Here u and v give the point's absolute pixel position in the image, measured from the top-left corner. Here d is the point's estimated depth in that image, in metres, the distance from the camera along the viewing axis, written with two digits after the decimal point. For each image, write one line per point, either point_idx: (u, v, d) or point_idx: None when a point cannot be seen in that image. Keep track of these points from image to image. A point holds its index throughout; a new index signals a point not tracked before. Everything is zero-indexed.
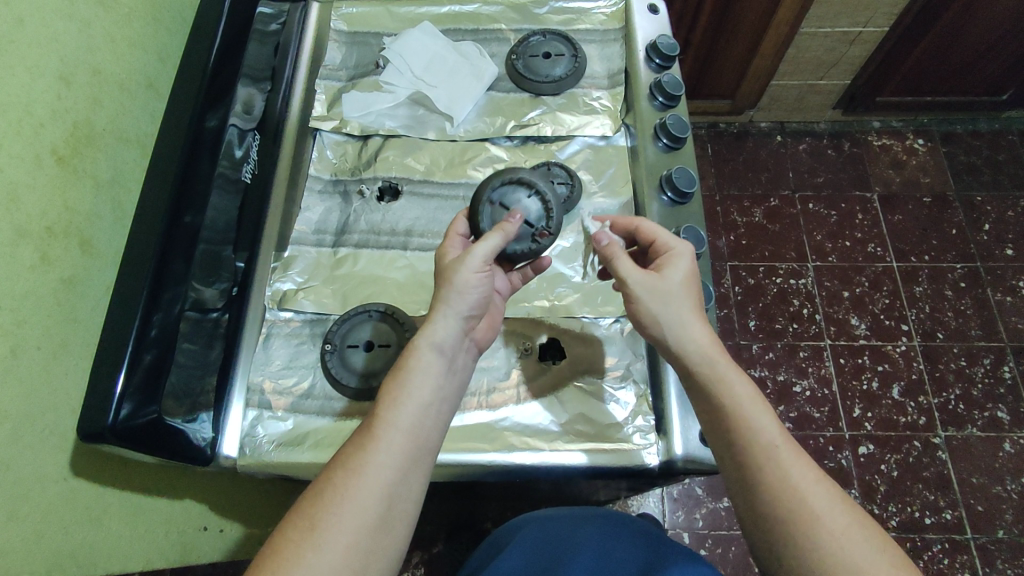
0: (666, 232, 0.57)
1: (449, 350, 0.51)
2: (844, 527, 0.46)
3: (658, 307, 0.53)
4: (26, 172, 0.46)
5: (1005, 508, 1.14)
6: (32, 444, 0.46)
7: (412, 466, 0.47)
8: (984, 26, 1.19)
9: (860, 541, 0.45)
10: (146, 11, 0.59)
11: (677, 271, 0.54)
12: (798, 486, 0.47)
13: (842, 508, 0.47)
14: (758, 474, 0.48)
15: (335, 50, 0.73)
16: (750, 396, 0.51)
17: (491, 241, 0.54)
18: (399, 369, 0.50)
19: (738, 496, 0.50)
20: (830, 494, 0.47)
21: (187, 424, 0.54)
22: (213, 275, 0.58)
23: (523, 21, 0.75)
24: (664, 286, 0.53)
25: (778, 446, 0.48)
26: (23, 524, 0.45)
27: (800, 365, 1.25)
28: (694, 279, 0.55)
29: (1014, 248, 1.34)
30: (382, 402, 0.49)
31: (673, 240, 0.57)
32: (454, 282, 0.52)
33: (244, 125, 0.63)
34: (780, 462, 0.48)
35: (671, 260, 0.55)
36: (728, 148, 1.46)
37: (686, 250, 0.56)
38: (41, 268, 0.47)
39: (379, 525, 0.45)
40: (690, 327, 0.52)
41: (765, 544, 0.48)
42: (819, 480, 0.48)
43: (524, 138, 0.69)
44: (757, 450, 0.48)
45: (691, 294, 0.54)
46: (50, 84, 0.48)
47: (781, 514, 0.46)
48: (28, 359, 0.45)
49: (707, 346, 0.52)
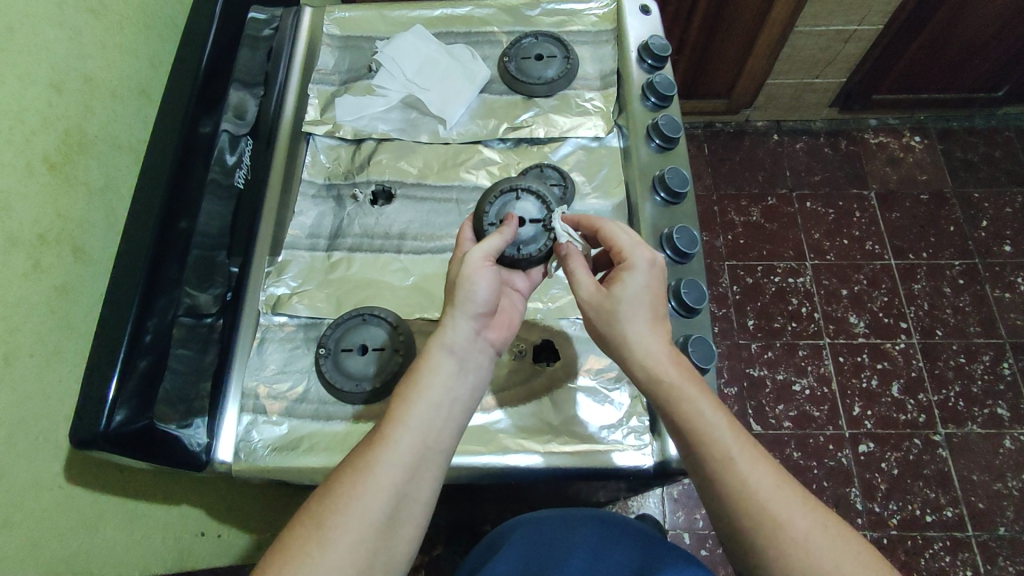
0: (626, 235, 0.55)
1: (460, 351, 0.51)
2: (807, 531, 0.46)
3: (607, 328, 0.53)
4: (18, 180, 0.46)
5: (1006, 505, 1.14)
6: (26, 452, 0.46)
7: (424, 467, 0.47)
8: (978, 23, 1.19)
9: (825, 543, 0.45)
10: (138, 18, 0.59)
11: (627, 287, 0.53)
12: (759, 496, 0.47)
13: (805, 514, 0.46)
14: (733, 508, 0.47)
15: (328, 54, 0.73)
16: (705, 406, 0.50)
17: (494, 241, 0.54)
18: (414, 370, 0.50)
19: (719, 530, 0.49)
20: (811, 518, 0.46)
21: (182, 429, 0.54)
22: (207, 280, 0.58)
23: (515, 23, 0.75)
24: (609, 303, 0.53)
25: (749, 471, 0.48)
26: (19, 531, 0.45)
27: (799, 364, 1.25)
28: (649, 291, 0.53)
29: (1012, 244, 1.34)
30: (396, 403, 0.49)
31: (631, 247, 0.54)
32: (459, 280, 0.52)
33: (237, 130, 0.63)
34: (755, 493, 0.47)
35: (622, 273, 0.53)
36: (724, 147, 1.46)
37: (642, 260, 0.54)
38: (33, 275, 0.47)
39: (388, 524, 0.45)
40: (637, 344, 0.52)
41: (740, 557, 0.48)
42: (779, 485, 0.47)
43: (517, 140, 0.69)
44: (716, 464, 0.48)
45: (638, 308, 0.53)
46: (41, 92, 0.48)
47: (760, 547, 0.46)
48: (22, 366, 0.46)
49: (675, 379, 0.51)
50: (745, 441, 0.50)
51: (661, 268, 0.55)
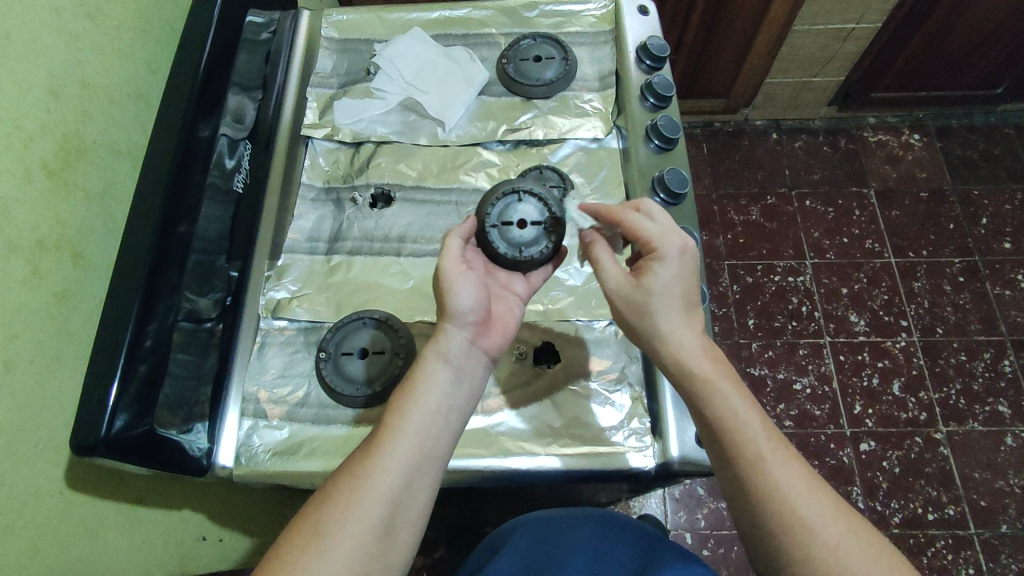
0: (653, 224, 0.54)
1: (455, 359, 0.51)
2: (838, 535, 0.45)
3: (638, 320, 0.53)
4: (16, 186, 0.46)
5: (1008, 503, 1.13)
6: (26, 459, 0.46)
7: (421, 475, 0.47)
8: (976, 21, 1.19)
9: (853, 546, 0.45)
10: (135, 23, 0.59)
11: (658, 278, 0.52)
12: (792, 498, 0.47)
13: (835, 516, 0.46)
14: (765, 509, 0.47)
15: (326, 57, 0.74)
16: (738, 404, 0.50)
17: (456, 241, 0.54)
18: (410, 378, 0.50)
19: (744, 532, 0.49)
20: (841, 522, 0.46)
21: (183, 435, 0.54)
22: (207, 285, 0.58)
23: (513, 25, 0.75)
24: (638, 295, 0.53)
25: (779, 473, 0.48)
26: (19, 539, 0.45)
27: (800, 363, 1.25)
28: (680, 282, 0.52)
29: (1012, 241, 1.34)
30: (393, 411, 0.49)
31: (659, 237, 0.53)
32: (439, 290, 0.52)
33: (235, 134, 0.63)
34: (787, 495, 0.47)
35: (651, 265, 0.53)
36: (723, 147, 1.46)
37: (671, 250, 0.52)
38: (32, 281, 0.47)
39: (385, 531, 0.45)
40: (668, 339, 0.52)
41: (765, 560, 0.47)
42: (809, 485, 0.47)
43: (516, 142, 0.69)
44: (749, 463, 0.48)
45: (668, 299, 0.52)
46: (39, 97, 0.48)
47: (791, 549, 0.46)
48: (21, 373, 0.45)
49: (711, 376, 0.51)
50: (778, 441, 0.49)
51: (693, 254, 0.53)
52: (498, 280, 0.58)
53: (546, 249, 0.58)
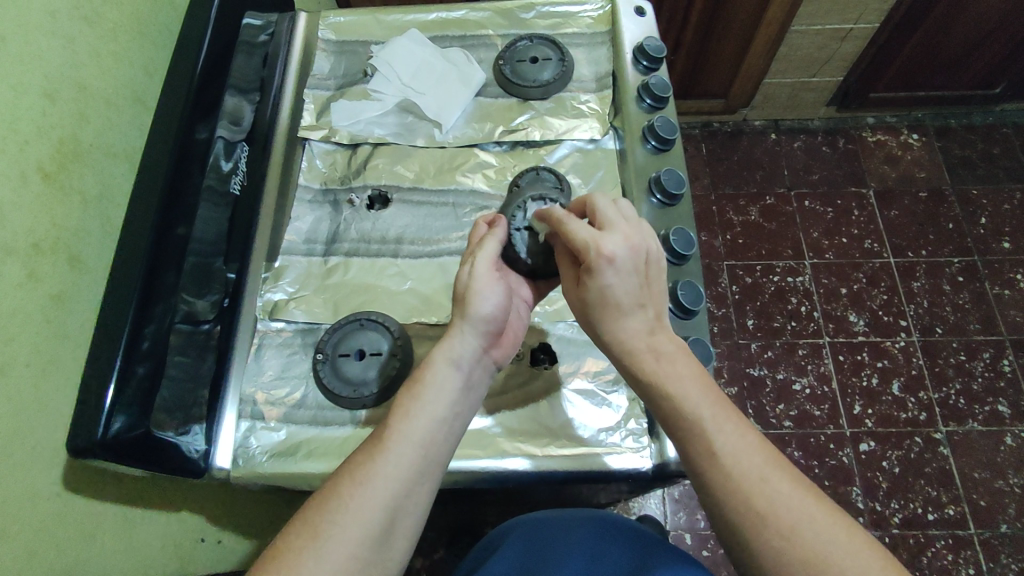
0: (581, 232, 0.50)
1: (465, 364, 0.51)
2: (797, 516, 0.43)
3: (591, 332, 0.53)
4: (12, 189, 0.46)
5: (1008, 503, 1.13)
6: (23, 461, 0.46)
7: (422, 481, 0.47)
8: (974, 21, 1.19)
9: (816, 529, 0.42)
10: (132, 25, 0.59)
11: (598, 290, 0.50)
12: (746, 483, 0.44)
13: (796, 495, 0.44)
14: (721, 496, 0.45)
15: (323, 59, 0.74)
16: (689, 391, 0.48)
17: (492, 244, 0.55)
18: (415, 382, 0.50)
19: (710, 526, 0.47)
20: (803, 501, 0.43)
21: (180, 437, 0.54)
22: (204, 286, 0.58)
23: (510, 26, 0.75)
24: (584, 308, 0.52)
25: (731, 456, 0.45)
26: (16, 541, 0.45)
27: (799, 363, 1.24)
28: (619, 289, 0.50)
29: (1011, 241, 1.34)
30: (397, 415, 0.48)
31: (589, 245, 0.50)
32: (464, 294, 0.53)
33: (232, 137, 0.64)
34: (741, 479, 0.44)
35: (584, 278, 0.51)
36: (722, 147, 1.46)
37: (595, 262, 0.49)
38: (28, 284, 0.47)
39: (383, 537, 0.45)
40: (614, 348, 0.51)
41: (733, 550, 0.45)
42: (766, 467, 0.45)
43: (513, 143, 0.69)
44: (701, 451, 0.46)
45: (610, 309, 0.50)
46: (35, 101, 0.48)
47: (749, 534, 0.43)
48: (17, 375, 0.46)
49: (657, 369, 0.49)
50: (732, 423, 0.47)
51: (624, 259, 0.49)
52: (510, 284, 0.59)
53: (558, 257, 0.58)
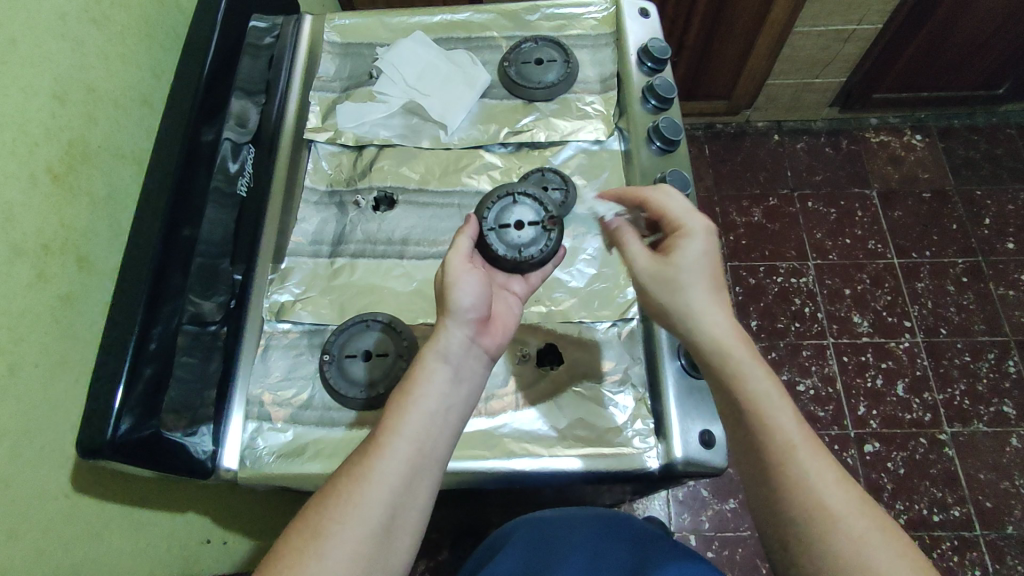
0: (679, 205, 0.57)
1: (454, 357, 0.51)
2: (862, 527, 0.45)
3: (668, 297, 0.54)
4: (22, 190, 0.46)
5: (1013, 504, 1.13)
6: (31, 461, 0.46)
7: (421, 475, 0.47)
8: (977, 21, 1.19)
9: (878, 544, 0.44)
10: (140, 28, 0.60)
11: (685, 253, 0.54)
12: (817, 488, 0.46)
13: (860, 509, 0.45)
14: (788, 497, 0.46)
15: (329, 61, 0.74)
16: (772, 390, 0.50)
17: (467, 235, 0.56)
18: (405, 379, 0.51)
19: (764, 524, 0.48)
20: (868, 516, 0.45)
21: (188, 437, 0.54)
22: (211, 288, 0.58)
23: (515, 28, 0.75)
24: (666, 268, 0.54)
25: (806, 460, 0.47)
26: (26, 541, 0.45)
27: (803, 364, 1.24)
28: (704, 257, 0.54)
29: (1015, 241, 1.33)
30: (392, 411, 0.49)
31: (682, 215, 0.56)
32: (444, 290, 0.53)
33: (239, 138, 0.64)
34: (814, 485, 0.46)
35: (679, 240, 0.55)
36: (725, 148, 1.46)
37: (697, 227, 0.55)
38: (37, 285, 0.47)
39: (383, 533, 0.45)
40: (702, 312, 0.53)
41: (785, 550, 0.46)
42: (837, 478, 0.47)
43: (518, 145, 0.70)
44: (778, 450, 0.47)
45: (703, 274, 0.54)
46: (44, 103, 0.49)
47: (814, 539, 0.45)
48: (26, 376, 0.46)
49: (744, 355, 0.51)
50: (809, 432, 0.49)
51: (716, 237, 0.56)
52: (497, 281, 0.59)
53: (546, 249, 0.59)
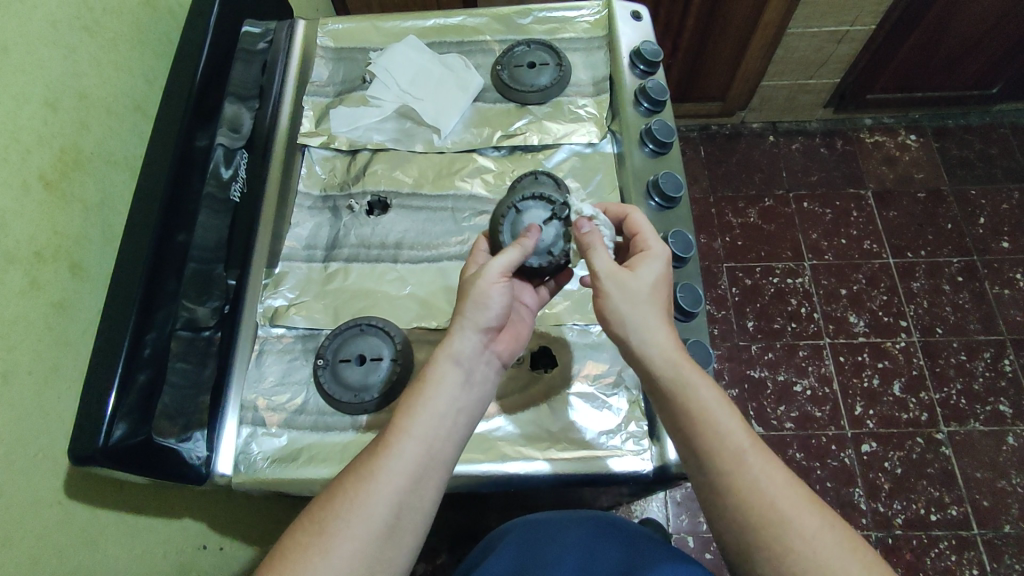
0: (650, 229, 0.57)
1: (467, 362, 0.51)
2: (813, 529, 0.45)
3: (620, 300, 0.52)
4: (14, 198, 0.46)
5: (1011, 503, 1.13)
6: (25, 468, 0.46)
7: (428, 478, 0.47)
8: (969, 22, 1.19)
9: (828, 545, 0.44)
10: (132, 35, 0.60)
11: (649, 271, 0.53)
12: (769, 492, 0.46)
13: (812, 510, 0.45)
14: (737, 502, 0.46)
15: (322, 65, 0.74)
16: (711, 399, 0.49)
17: (506, 255, 0.53)
18: (420, 379, 0.50)
19: (717, 528, 0.48)
20: (819, 515, 0.45)
21: (182, 443, 0.54)
22: (204, 293, 0.58)
23: (507, 31, 0.75)
24: (631, 277, 0.52)
25: (754, 463, 0.47)
26: (20, 548, 0.45)
27: (800, 365, 1.24)
28: (660, 280, 0.53)
29: (1010, 240, 1.34)
30: (403, 412, 0.48)
31: (652, 239, 0.56)
32: (470, 293, 0.52)
33: (232, 144, 0.64)
34: (764, 489, 0.46)
35: (644, 259, 0.54)
36: (721, 149, 1.46)
37: (662, 251, 0.55)
38: (30, 292, 0.47)
39: (387, 534, 0.45)
40: (657, 329, 0.51)
41: (738, 553, 0.46)
42: (786, 479, 0.47)
43: (512, 148, 0.70)
44: (729, 456, 0.47)
45: (662, 298, 0.53)
46: (36, 110, 0.49)
47: (767, 543, 0.45)
48: (19, 383, 0.46)
49: (692, 368, 0.50)
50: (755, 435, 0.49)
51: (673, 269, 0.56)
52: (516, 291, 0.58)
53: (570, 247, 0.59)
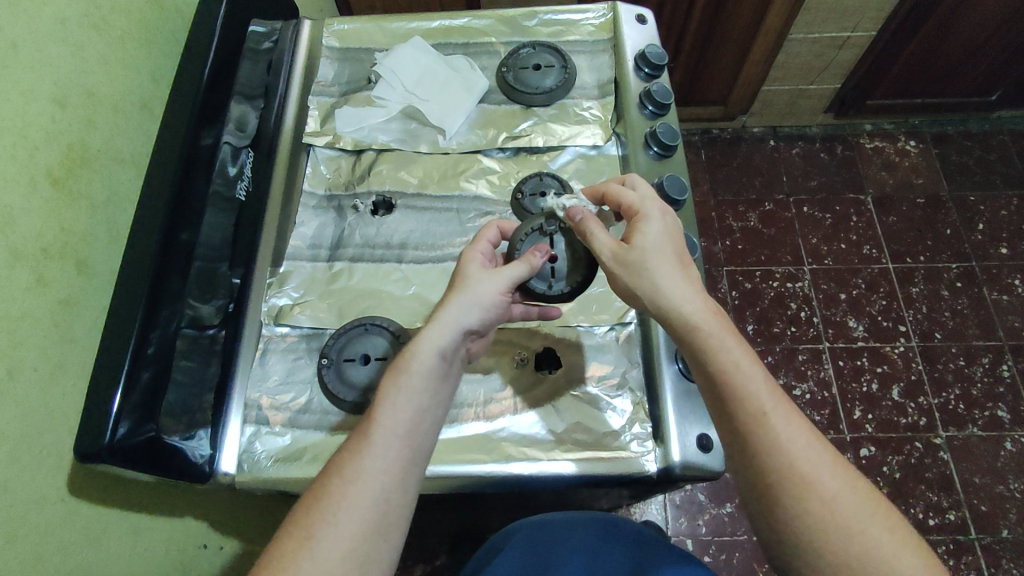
0: (631, 192, 0.56)
1: (448, 357, 0.51)
2: (836, 490, 0.45)
3: (630, 278, 0.52)
4: (22, 195, 0.46)
5: (1009, 508, 1.13)
6: (29, 465, 0.46)
7: (409, 472, 0.47)
8: (969, 30, 1.20)
9: (852, 504, 0.45)
10: (140, 33, 0.60)
11: (646, 236, 0.52)
12: (793, 452, 0.46)
13: (835, 471, 0.46)
14: (761, 462, 0.46)
15: (328, 66, 0.74)
16: (741, 357, 0.49)
17: (517, 269, 0.54)
18: (397, 372, 0.49)
19: (742, 488, 0.48)
20: (842, 476, 0.46)
21: (185, 441, 0.54)
22: (209, 291, 0.58)
23: (512, 33, 0.76)
24: (631, 252, 0.52)
25: (777, 420, 0.47)
26: (23, 546, 0.44)
27: (799, 368, 1.25)
28: (669, 237, 0.53)
29: (1008, 246, 1.35)
30: (380, 407, 0.48)
31: (640, 201, 0.55)
32: (457, 295, 0.52)
33: (238, 142, 0.64)
34: (788, 450, 0.46)
35: (638, 224, 0.53)
36: (722, 154, 1.47)
37: (655, 210, 0.54)
38: (36, 289, 0.47)
39: (376, 530, 0.45)
40: (673, 293, 0.50)
41: (762, 513, 0.47)
42: (809, 439, 0.47)
43: (517, 149, 0.70)
44: (750, 417, 0.47)
45: (674, 258, 0.52)
46: (44, 107, 0.49)
47: (790, 504, 0.45)
48: (25, 380, 0.46)
49: (715, 329, 0.49)
50: (780, 396, 0.48)
51: (673, 217, 0.55)
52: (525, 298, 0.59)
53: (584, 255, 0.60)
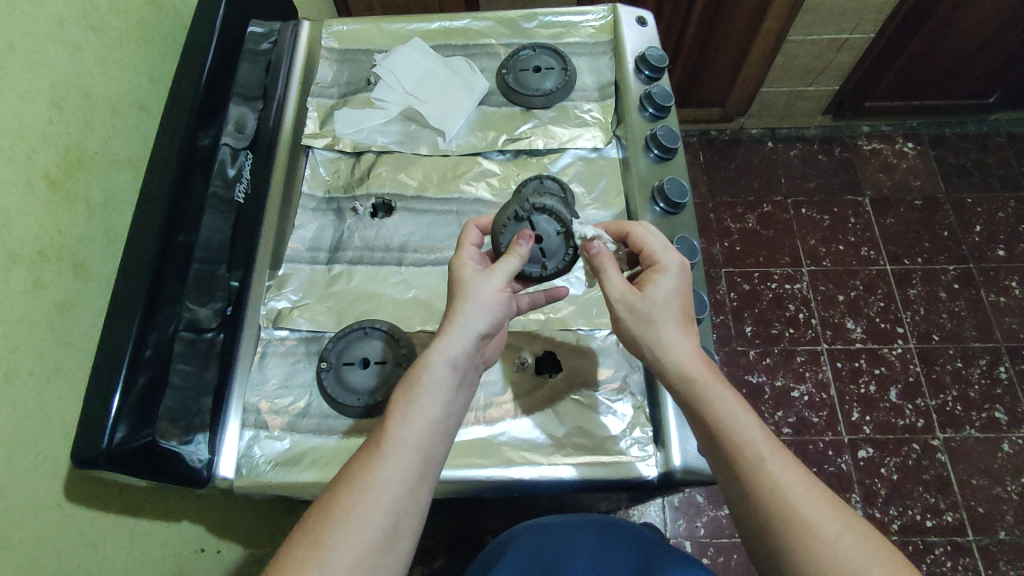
0: (655, 238, 0.56)
1: (461, 366, 0.50)
2: (838, 532, 0.44)
3: (634, 323, 0.52)
4: (18, 197, 0.46)
5: (1006, 509, 1.14)
6: (25, 470, 0.45)
7: (421, 481, 0.47)
8: (967, 32, 1.20)
9: (855, 545, 0.44)
10: (138, 34, 0.59)
11: (659, 288, 0.53)
12: (792, 497, 0.46)
13: (836, 514, 0.45)
14: (762, 508, 0.46)
15: (326, 67, 0.74)
16: (735, 405, 0.49)
17: (511, 262, 0.54)
18: (410, 384, 0.49)
19: (746, 536, 0.48)
20: (843, 518, 0.45)
21: (183, 446, 0.54)
22: (207, 295, 0.58)
23: (513, 35, 0.75)
24: (640, 299, 0.52)
25: (774, 465, 0.47)
26: (19, 553, 0.44)
27: (798, 370, 1.25)
28: (679, 293, 0.53)
29: (1005, 248, 1.35)
30: (391, 419, 0.48)
31: (662, 250, 0.55)
32: (462, 299, 0.52)
33: (236, 144, 0.64)
34: (787, 495, 0.46)
35: (654, 275, 0.54)
36: (720, 156, 1.47)
37: (672, 263, 0.54)
38: (33, 292, 0.47)
39: (387, 540, 0.44)
40: (671, 345, 0.51)
41: (767, 560, 0.46)
42: (806, 483, 0.46)
43: (517, 152, 0.70)
44: (747, 464, 0.47)
45: (680, 312, 0.53)
46: (41, 109, 0.48)
47: (792, 550, 0.44)
48: (21, 383, 0.45)
49: (706, 376, 0.50)
50: (775, 441, 0.48)
51: (688, 273, 0.55)
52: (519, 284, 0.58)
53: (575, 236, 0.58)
